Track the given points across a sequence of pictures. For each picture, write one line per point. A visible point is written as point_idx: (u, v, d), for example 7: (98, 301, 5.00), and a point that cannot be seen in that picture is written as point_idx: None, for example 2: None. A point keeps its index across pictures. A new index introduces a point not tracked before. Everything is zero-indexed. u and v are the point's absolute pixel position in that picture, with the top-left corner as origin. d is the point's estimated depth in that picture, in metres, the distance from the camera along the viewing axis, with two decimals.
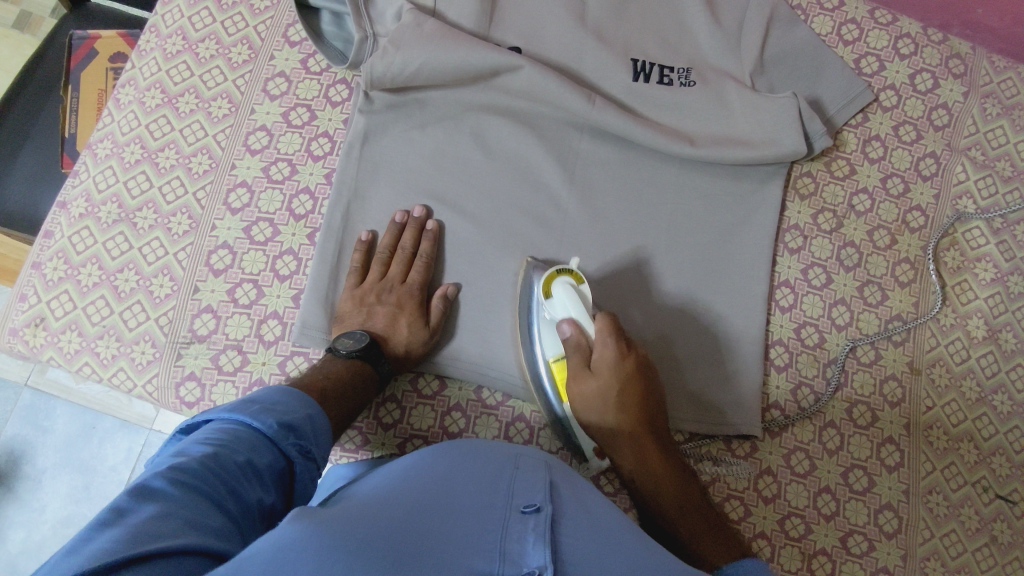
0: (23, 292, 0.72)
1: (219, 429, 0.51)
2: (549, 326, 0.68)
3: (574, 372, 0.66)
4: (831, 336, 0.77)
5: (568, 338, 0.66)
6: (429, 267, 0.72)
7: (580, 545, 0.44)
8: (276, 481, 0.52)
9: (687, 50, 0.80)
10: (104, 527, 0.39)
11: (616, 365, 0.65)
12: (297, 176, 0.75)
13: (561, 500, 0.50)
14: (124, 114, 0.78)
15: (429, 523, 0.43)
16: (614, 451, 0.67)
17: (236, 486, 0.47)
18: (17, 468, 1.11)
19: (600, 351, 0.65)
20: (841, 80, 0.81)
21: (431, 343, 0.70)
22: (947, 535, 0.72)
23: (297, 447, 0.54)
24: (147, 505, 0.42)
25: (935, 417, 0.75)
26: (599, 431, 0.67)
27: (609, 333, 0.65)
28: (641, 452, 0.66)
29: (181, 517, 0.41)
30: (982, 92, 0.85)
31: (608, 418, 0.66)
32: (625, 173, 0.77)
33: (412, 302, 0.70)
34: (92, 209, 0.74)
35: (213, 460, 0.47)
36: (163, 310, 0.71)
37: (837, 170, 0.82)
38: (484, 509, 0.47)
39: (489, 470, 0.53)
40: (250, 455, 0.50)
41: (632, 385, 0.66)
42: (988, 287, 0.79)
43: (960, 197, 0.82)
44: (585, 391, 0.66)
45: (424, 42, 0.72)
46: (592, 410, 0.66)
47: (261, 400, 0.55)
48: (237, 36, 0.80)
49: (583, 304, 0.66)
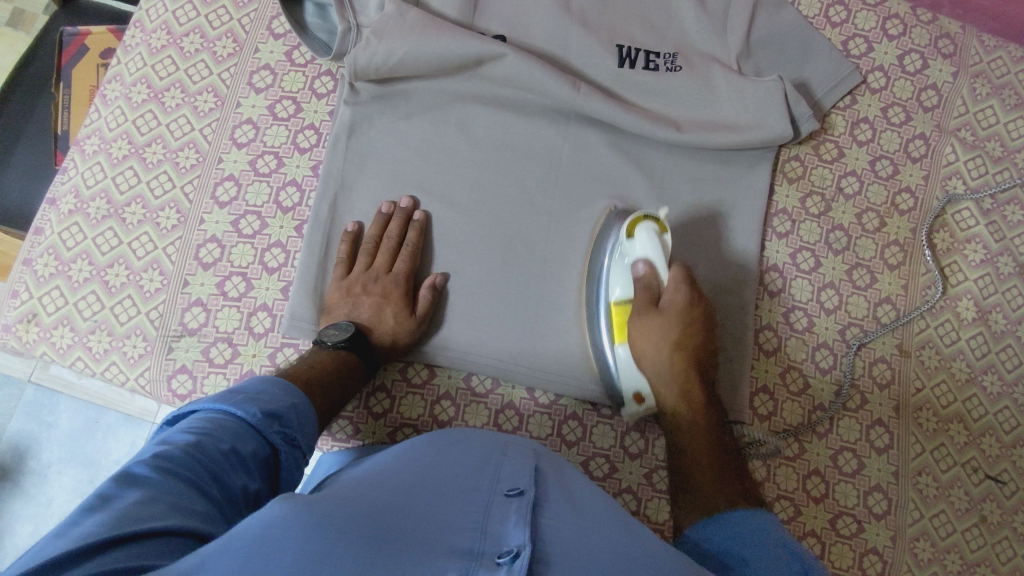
0: (15, 288, 0.73)
1: (203, 419, 0.52)
2: (621, 266, 0.71)
3: (641, 314, 0.68)
4: (820, 320, 0.77)
5: (640, 276, 0.68)
6: (415, 256, 0.72)
7: (562, 527, 0.44)
8: (261, 468, 0.52)
9: (673, 35, 0.79)
10: (90, 512, 0.40)
11: (685, 311, 0.67)
12: (284, 168, 0.76)
13: (545, 484, 0.50)
14: (111, 110, 0.78)
15: (413, 506, 0.44)
16: (659, 395, 0.68)
17: (221, 473, 0.48)
18: (22, 463, 1.13)
19: (670, 295, 0.67)
20: (829, 63, 0.81)
21: (418, 332, 0.70)
22: (936, 515, 0.72)
23: (281, 435, 0.54)
24: (132, 491, 0.43)
25: (924, 398, 0.75)
26: (652, 362, 0.68)
27: (683, 280, 0.67)
28: (687, 398, 0.66)
29: (165, 502, 0.42)
30: (971, 71, 0.84)
31: (672, 385, 0.67)
32: (613, 157, 0.77)
33: (397, 291, 0.70)
34: (81, 205, 0.75)
35: (197, 449, 0.48)
36: (154, 304, 0.72)
37: (826, 153, 0.81)
38: (468, 492, 0.47)
39: (476, 456, 0.53)
40: (234, 443, 0.51)
41: (693, 329, 0.67)
42: (978, 269, 0.79)
43: (949, 177, 0.81)
44: (648, 325, 0.67)
45: (407, 32, 0.72)
46: (649, 338, 0.67)
47: (245, 390, 0.56)
48: (221, 30, 0.81)
49: (663, 249, 0.68)
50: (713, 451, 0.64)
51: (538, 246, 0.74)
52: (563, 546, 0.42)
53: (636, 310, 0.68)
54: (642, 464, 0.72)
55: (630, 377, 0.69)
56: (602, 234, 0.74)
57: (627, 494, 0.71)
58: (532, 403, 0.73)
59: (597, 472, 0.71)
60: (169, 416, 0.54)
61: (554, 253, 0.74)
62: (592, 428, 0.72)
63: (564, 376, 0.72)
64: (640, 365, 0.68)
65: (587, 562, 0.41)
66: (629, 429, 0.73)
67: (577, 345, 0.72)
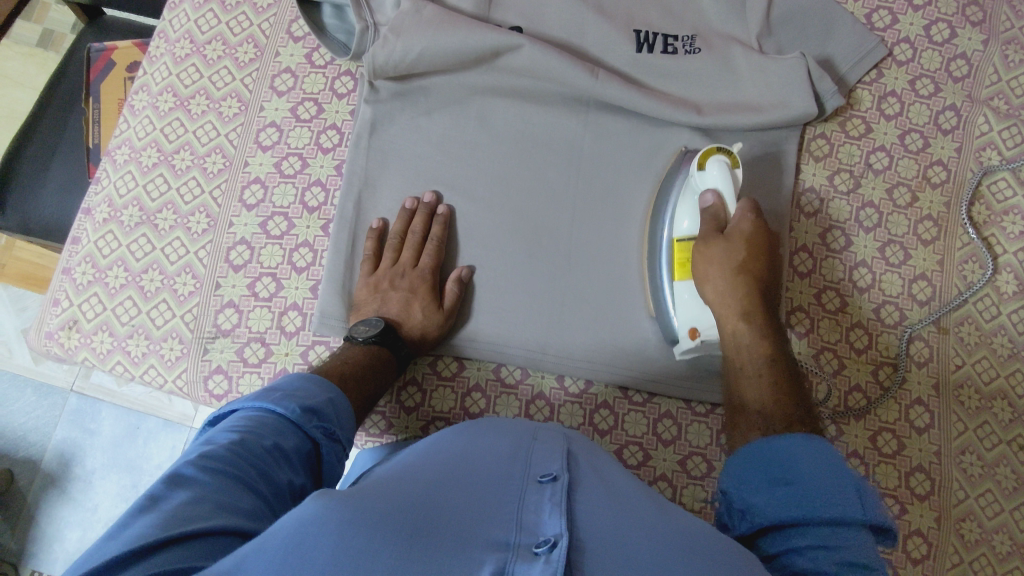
0: (56, 297, 0.75)
1: (245, 418, 0.53)
2: (689, 198, 0.70)
3: (704, 236, 0.66)
4: (853, 299, 0.75)
5: (708, 207, 0.67)
6: (440, 250, 0.72)
7: (597, 512, 0.45)
8: (304, 463, 0.53)
9: (691, 17, 0.78)
10: (141, 514, 0.42)
11: (751, 238, 0.65)
12: (308, 169, 0.77)
13: (579, 469, 0.50)
14: (139, 120, 0.80)
15: (447, 495, 0.44)
16: (720, 321, 0.65)
17: (265, 468, 0.49)
18: (68, 470, 1.16)
19: (737, 222, 0.65)
20: (853, 37, 0.79)
21: (447, 325, 0.71)
22: (982, 495, 0.70)
23: (321, 429, 0.55)
24: (180, 491, 0.44)
25: (965, 375, 0.73)
26: (714, 289, 0.65)
27: (751, 209, 0.65)
28: (748, 323, 0.63)
29: (212, 500, 0.43)
30: (1003, 38, 0.82)
31: (738, 287, 0.64)
32: (635, 143, 0.77)
33: (425, 285, 0.71)
34: (115, 213, 0.76)
35: (241, 446, 0.49)
36: (188, 307, 0.73)
37: (852, 129, 0.80)
38: (502, 479, 0.47)
39: (508, 443, 0.54)
40: (276, 439, 0.52)
41: (759, 256, 0.65)
42: (1017, 241, 0.77)
43: (984, 148, 0.79)
44: (710, 251, 0.65)
45: (424, 29, 0.73)
46: (714, 263, 0.65)
47: (283, 387, 0.57)
48: (242, 36, 0.82)
49: (732, 183, 0.66)
50: (776, 378, 0.61)
51: (561, 233, 0.74)
52: (600, 532, 0.42)
53: (702, 237, 0.66)
54: (677, 450, 0.71)
55: (688, 311, 0.68)
56: (668, 179, 0.74)
57: (663, 482, 0.70)
58: (562, 392, 0.73)
59: (631, 460, 0.71)
60: (211, 417, 0.55)
61: (579, 240, 0.74)
62: (624, 416, 0.72)
63: (591, 363, 0.72)
64: (703, 296, 0.66)
65: (623, 546, 0.41)
66: (661, 416, 0.72)
67: (604, 328, 0.72)
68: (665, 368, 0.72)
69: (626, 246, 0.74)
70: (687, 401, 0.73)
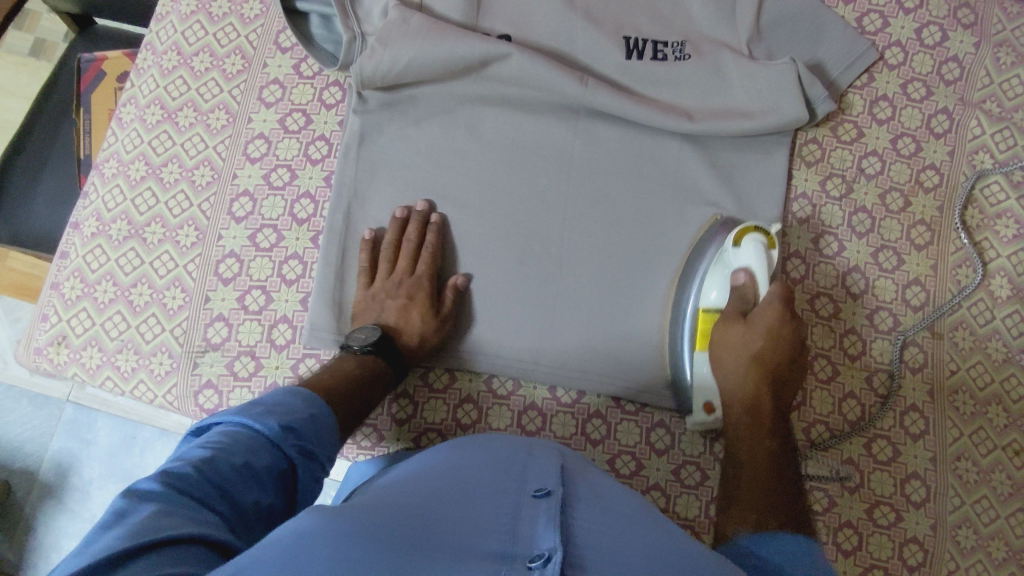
0: (45, 312, 0.75)
1: (223, 432, 0.52)
2: (720, 273, 0.70)
3: (726, 316, 0.67)
4: (846, 306, 0.75)
5: (739, 286, 0.68)
6: (435, 257, 0.72)
7: (593, 527, 0.44)
8: (277, 482, 0.52)
9: (680, 24, 0.78)
10: (107, 528, 0.41)
11: (776, 327, 0.65)
12: (297, 181, 0.76)
13: (573, 485, 0.50)
14: (127, 133, 0.80)
15: (441, 510, 0.44)
16: (727, 412, 0.66)
17: (235, 486, 0.48)
18: (65, 481, 1.16)
19: (761, 308, 0.66)
20: (843, 41, 0.79)
21: (443, 331, 0.70)
22: (978, 501, 0.70)
23: (297, 448, 0.54)
24: (148, 505, 0.43)
25: (959, 380, 0.73)
26: (727, 359, 0.66)
27: (778, 295, 0.65)
28: (755, 408, 0.64)
29: (180, 516, 0.42)
30: (995, 41, 0.81)
31: (740, 364, 0.65)
32: (626, 151, 0.76)
33: (424, 294, 0.70)
34: (103, 227, 0.76)
35: (212, 463, 0.48)
36: (177, 321, 0.73)
37: (844, 134, 0.79)
38: (496, 494, 0.47)
39: (502, 458, 0.53)
40: (250, 457, 0.50)
41: (781, 350, 0.65)
42: (1010, 245, 0.76)
43: (976, 152, 0.79)
44: (730, 332, 0.66)
45: (411, 38, 0.72)
46: (730, 349, 0.66)
47: (263, 402, 0.56)
48: (230, 47, 0.82)
49: (765, 262, 0.67)
50: (766, 471, 0.60)
51: (552, 243, 0.74)
52: (596, 546, 0.42)
53: (725, 316, 0.67)
54: (670, 460, 0.71)
55: (703, 387, 0.68)
56: (701, 242, 0.73)
57: (656, 491, 0.70)
58: (554, 402, 0.73)
59: (625, 470, 0.70)
60: (193, 428, 0.54)
61: (571, 250, 0.74)
62: (617, 425, 0.72)
63: (585, 373, 0.71)
64: (716, 376, 0.67)
65: (620, 561, 0.40)
66: (654, 425, 0.72)
67: (596, 337, 0.72)
68: (658, 377, 0.71)
69: (617, 255, 0.74)
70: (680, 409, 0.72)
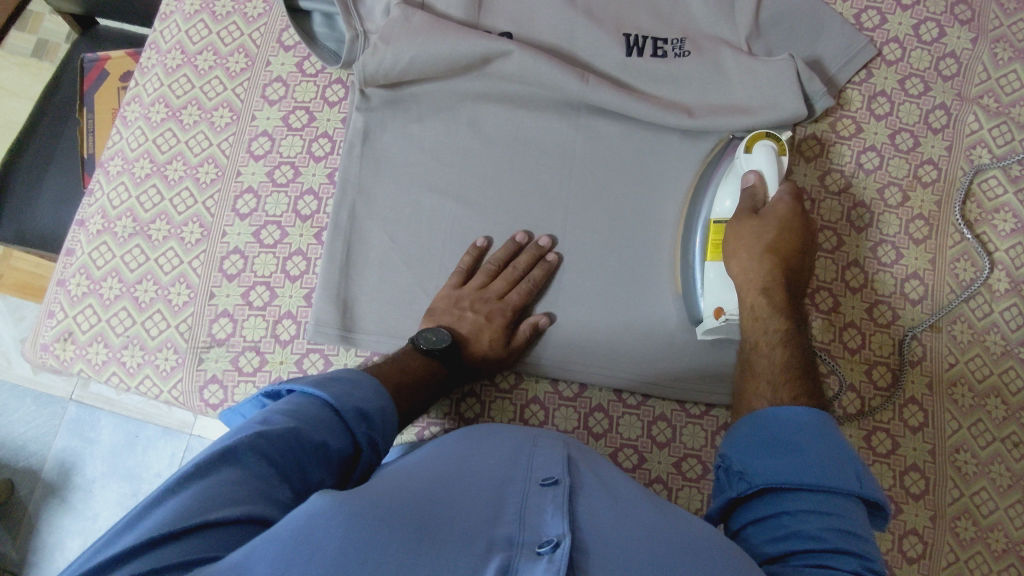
0: (51, 309, 0.76)
1: (303, 403, 0.54)
2: (731, 179, 0.71)
3: (739, 214, 0.67)
4: (846, 299, 0.76)
5: (749, 187, 0.68)
6: (531, 294, 0.71)
7: (598, 516, 0.45)
8: (343, 463, 0.53)
9: (680, 21, 0.79)
10: (188, 483, 0.44)
11: (786, 218, 0.65)
12: (301, 178, 0.77)
13: (579, 474, 0.50)
14: (132, 131, 0.80)
15: (451, 496, 0.45)
16: (742, 295, 0.65)
17: (306, 464, 0.50)
18: (69, 479, 1.16)
19: (773, 203, 0.66)
20: (842, 37, 0.79)
21: (505, 358, 0.70)
22: (977, 492, 0.70)
23: (368, 437, 0.55)
24: (227, 469, 0.46)
25: (958, 373, 0.74)
26: (740, 260, 0.66)
27: (789, 193, 0.66)
28: (768, 296, 0.63)
29: (251, 489, 0.45)
30: (992, 36, 0.82)
31: (764, 258, 0.64)
32: (627, 147, 0.77)
33: (503, 320, 0.70)
34: (109, 224, 0.77)
35: (294, 435, 0.50)
36: (182, 317, 0.74)
37: (843, 130, 0.80)
38: (504, 482, 0.48)
39: (509, 447, 0.54)
40: (327, 436, 0.52)
41: (792, 241, 0.65)
42: (1008, 239, 0.77)
43: (974, 147, 0.79)
44: (744, 226, 0.66)
45: (414, 36, 0.73)
46: (744, 238, 0.66)
47: (345, 383, 0.58)
48: (233, 45, 0.82)
49: (775, 169, 0.68)
50: (786, 364, 0.60)
51: (554, 237, 0.74)
52: (601, 535, 0.42)
53: (738, 215, 0.67)
54: (671, 453, 0.71)
55: (714, 291, 0.69)
56: (711, 164, 0.75)
57: (658, 484, 0.70)
58: (556, 396, 0.73)
59: (626, 463, 0.71)
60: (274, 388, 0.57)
61: (573, 244, 0.74)
62: (619, 419, 0.72)
63: (589, 367, 0.72)
64: (729, 273, 0.67)
65: (625, 551, 0.41)
66: (656, 419, 0.72)
67: (598, 331, 0.72)
68: (660, 370, 0.72)
69: (619, 250, 0.74)
70: (681, 403, 0.73)
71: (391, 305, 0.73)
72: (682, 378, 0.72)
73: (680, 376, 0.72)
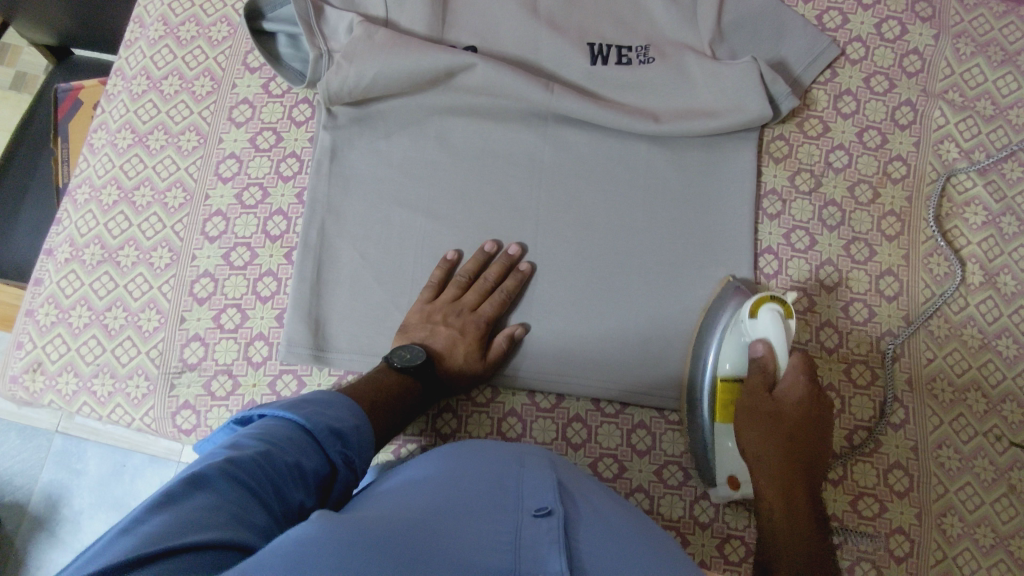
0: (20, 339, 0.75)
1: (274, 426, 0.53)
2: (736, 342, 0.68)
3: (754, 390, 0.65)
4: (821, 299, 0.75)
5: (758, 357, 0.66)
6: (503, 305, 0.71)
7: (594, 550, 0.44)
8: (319, 485, 0.53)
9: (643, 29, 0.79)
10: (158, 510, 0.42)
11: (805, 408, 0.63)
12: (270, 199, 0.77)
13: (572, 502, 0.50)
14: (99, 158, 0.80)
15: (441, 524, 0.43)
16: (759, 481, 0.62)
17: (282, 485, 0.49)
18: (55, 512, 1.15)
19: (790, 384, 0.64)
20: (804, 39, 0.80)
21: (481, 375, 0.70)
22: (962, 488, 0.70)
23: (341, 455, 0.55)
24: (200, 493, 0.44)
25: (937, 369, 0.73)
26: (755, 438, 0.63)
27: (802, 371, 0.64)
28: (790, 484, 0.61)
29: (228, 510, 0.43)
30: (953, 32, 0.83)
31: (776, 440, 0.62)
32: (596, 155, 0.77)
33: (476, 332, 0.70)
34: (77, 252, 0.76)
35: (267, 457, 0.49)
36: (153, 342, 0.73)
37: (810, 129, 0.80)
38: (496, 510, 0.47)
39: (498, 471, 0.53)
40: (300, 457, 0.51)
41: (810, 433, 0.63)
42: (980, 231, 0.77)
43: (942, 141, 0.80)
44: (759, 413, 0.64)
45: (377, 53, 0.73)
46: (760, 426, 0.63)
47: (314, 403, 0.57)
48: (199, 69, 0.82)
49: (786, 335, 0.66)
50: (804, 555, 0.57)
51: (525, 246, 0.74)
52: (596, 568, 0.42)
53: (753, 392, 0.65)
54: (652, 460, 0.70)
55: (728, 459, 0.66)
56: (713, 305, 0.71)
57: (639, 493, 0.69)
58: (534, 407, 0.73)
59: (607, 473, 0.70)
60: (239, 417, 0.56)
61: (546, 257, 0.74)
62: (597, 428, 0.72)
63: (560, 378, 0.72)
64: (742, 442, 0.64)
65: None
66: (635, 426, 0.72)
67: (571, 341, 0.72)
68: (637, 379, 0.71)
69: (590, 260, 0.74)
70: (660, 410, 0.72)
71: (364, 323, 0.72)
72: (659, 383, 0.71)
73: (657, 382, 0.71)
